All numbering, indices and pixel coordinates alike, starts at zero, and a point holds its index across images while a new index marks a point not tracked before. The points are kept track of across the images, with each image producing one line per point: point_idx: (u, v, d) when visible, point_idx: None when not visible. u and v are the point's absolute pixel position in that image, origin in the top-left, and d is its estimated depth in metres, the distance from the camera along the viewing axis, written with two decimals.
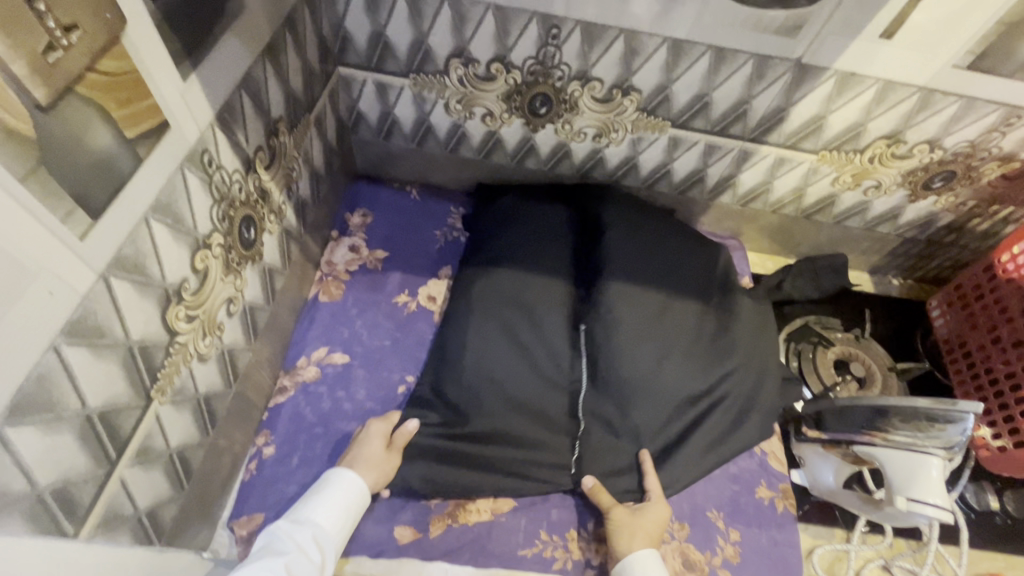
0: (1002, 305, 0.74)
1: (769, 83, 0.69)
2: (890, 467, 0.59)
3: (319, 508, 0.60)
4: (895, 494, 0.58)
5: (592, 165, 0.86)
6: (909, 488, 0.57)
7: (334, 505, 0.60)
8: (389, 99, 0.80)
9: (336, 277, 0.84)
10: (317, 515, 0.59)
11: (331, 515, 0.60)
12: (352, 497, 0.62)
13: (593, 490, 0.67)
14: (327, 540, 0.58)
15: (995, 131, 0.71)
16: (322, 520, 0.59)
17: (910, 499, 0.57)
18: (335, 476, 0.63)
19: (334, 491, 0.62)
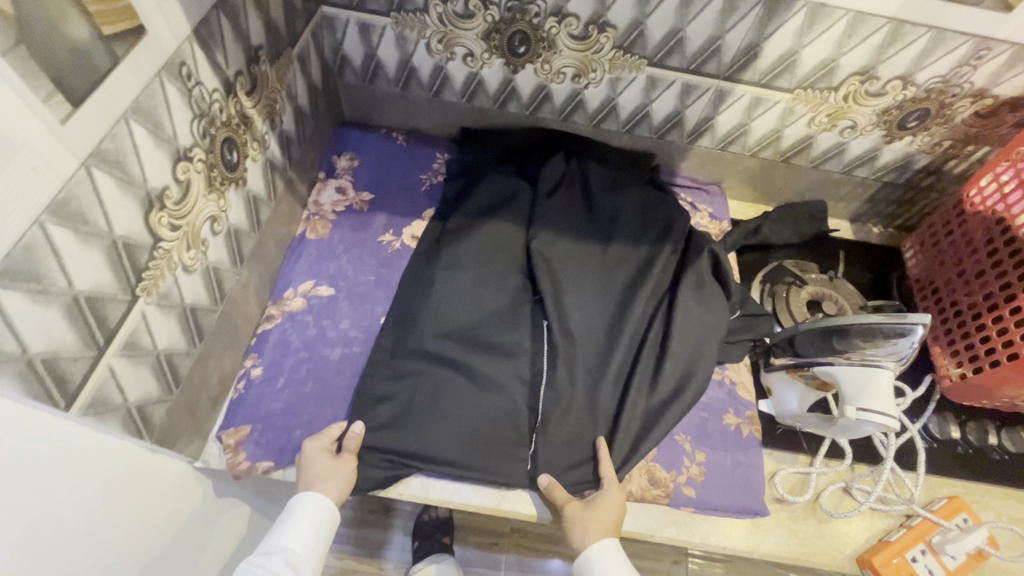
0: (968, 238, 0.75)
1: (741, 16, 0.70)
2: (840, 377, 0.62)
3: (287, 534, 0.62)
4: (844, 401, 0.61)
5: (573, 108, 0.88)
6: (857, 394, 0.60)
7: (304, 528, 0.63)
8: (373, 39, 0.82)
9: (323, 216, 0.87)
10: (287, 541, 0.62)
11: (302, 538, 0.62)
12: (321, 518, 0.63)
13: (548, 488, 0.67)
14: (301, 561, 0.62)
15: (966, 64, 0.72)
16: (293, 544, 0.62)
17: (855, 404, 0.59)
18: (297, 501, 0.64)
19: (301, 514, 0.63)
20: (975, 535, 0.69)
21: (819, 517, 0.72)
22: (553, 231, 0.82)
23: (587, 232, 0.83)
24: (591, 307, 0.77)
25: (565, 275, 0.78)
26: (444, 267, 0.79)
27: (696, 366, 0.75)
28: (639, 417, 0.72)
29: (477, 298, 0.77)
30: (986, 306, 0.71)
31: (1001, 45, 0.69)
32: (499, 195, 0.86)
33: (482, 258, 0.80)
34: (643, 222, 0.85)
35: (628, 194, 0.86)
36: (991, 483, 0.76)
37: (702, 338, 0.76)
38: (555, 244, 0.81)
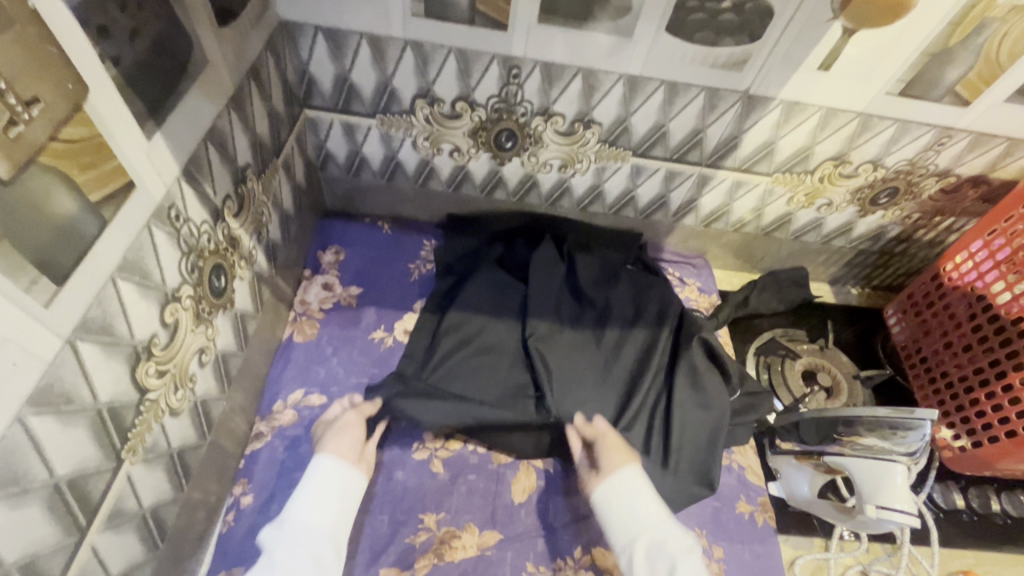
0: (950, 311, 0.78)
1: (721, 113, 0.73)
2: (856, 476, 0.62)
3: (303, 502, 0.60)
4: (864, 501, 0.61)
5: (559, 195, 0.89)
6: (877, 495, 0.60)
7: (318, 496, 0.60)
8: (357, 138, 0.82)
9: (310, 315, 0.84)
10: (299, 513, 0.58)
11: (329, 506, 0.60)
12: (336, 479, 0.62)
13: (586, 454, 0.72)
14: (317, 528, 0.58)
15: (930, 149, 0.76)
16: (308, 512, 0.59)
17: (878, 506, 0.59)
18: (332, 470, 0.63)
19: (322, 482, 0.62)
20: None
21: None
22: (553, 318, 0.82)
23: (582, 318, 0.84)
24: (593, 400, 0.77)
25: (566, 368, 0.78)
26: (438, 373, 0.78)
27: (702, 460, 0.74)
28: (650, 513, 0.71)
29: (477, 404, 0.75)
30: (978, 381, 0.73)
31: (961, 133, 0.73)
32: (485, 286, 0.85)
33: (478, 356, 0.80)
34: (637, 305, 0.85)
35: (621, 277, 0.87)
36: (1000, 551, 0.77)
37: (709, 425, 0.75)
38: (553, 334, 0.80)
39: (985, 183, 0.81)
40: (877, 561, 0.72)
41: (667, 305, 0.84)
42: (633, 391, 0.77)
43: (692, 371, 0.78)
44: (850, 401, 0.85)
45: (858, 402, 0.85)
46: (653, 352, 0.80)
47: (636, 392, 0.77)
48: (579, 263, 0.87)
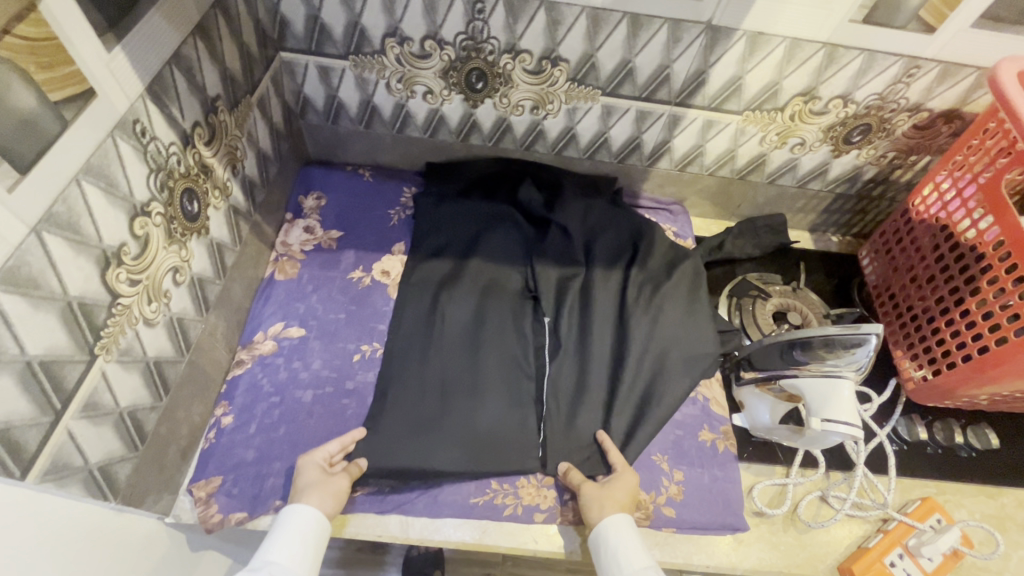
0: (916, 244, 0.79)
1: (685, 47, 0.74)
2: (805, 390, 0.63)
3: (271, 547, 0.59)
4: (810, 413, 0.62)
5: (534, 138, 0.90)
6: (821, 407, 0.61)
7: (289, 539, 0.60)
8: (333, 81, 0.84)
9: (291, 256, 0.87)
10: (270, 555, 0.58)
11: (291, 548, 0.59)
12: (305, 536, 0.61)
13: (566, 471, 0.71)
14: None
15: (899, 82, 0.76)
16: (278, 557, 0.58)
17: (822, 417, 0.61)
18: (286, 509, 0.63)
19: (293, 524, 0.61)
20: (949, 536, 0.69)
21: (798, 529, 0.73)
22: (487, 352, 0.78)
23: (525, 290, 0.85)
24: (551, 354, 0.78)
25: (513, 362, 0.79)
26: (414, 336, 0.80)
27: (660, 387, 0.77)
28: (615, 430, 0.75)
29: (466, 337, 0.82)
30: (940, 311, 0.74)
31: (929, 63, 0.73)
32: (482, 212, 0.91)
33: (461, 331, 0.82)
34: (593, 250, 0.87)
35: (597, 226, 0.89)
36: (960, 481, 0.78)
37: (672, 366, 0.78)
38: (496, 360, 0.78)
39: (958, 118, 0.81)
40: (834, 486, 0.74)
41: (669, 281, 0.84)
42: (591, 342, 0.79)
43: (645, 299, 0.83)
44: None
45: None
46: (596, 292, 0.83)
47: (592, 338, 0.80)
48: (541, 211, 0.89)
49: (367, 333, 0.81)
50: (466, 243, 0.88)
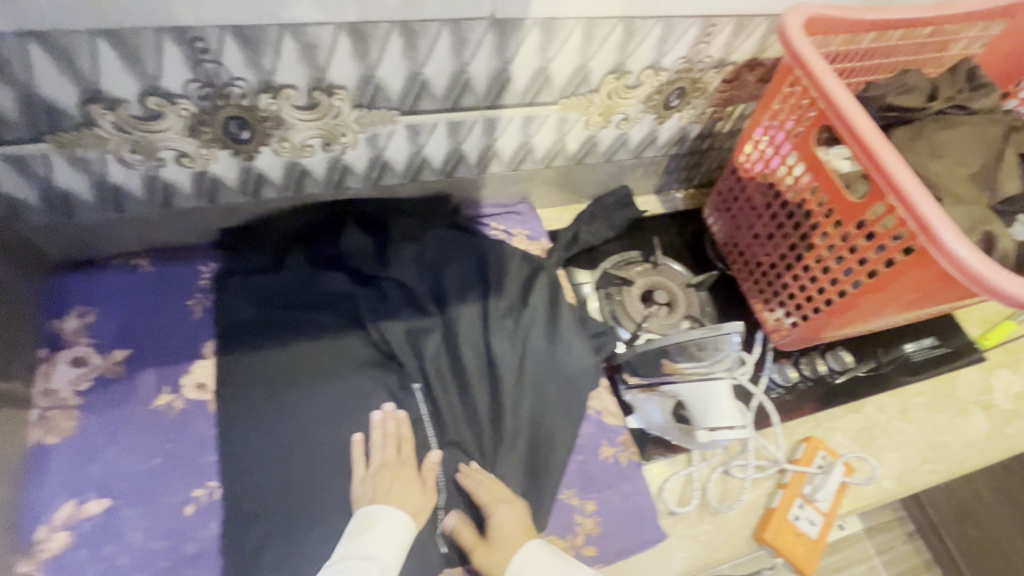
0: (750, 202, 0.79)
1: (476, 47, 0.63)
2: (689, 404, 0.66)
3: (375, 544, 0.61)
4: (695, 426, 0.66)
5: (340, 176, 0.76)
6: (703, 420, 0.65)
7: (386, 537, 0.62)
8: (38, 170, 0.62)
9: (64, 405, 0.66)
10: (376, 550, 0.60)
11: (388, 548, 0.61)
12: (399, 531, 0.63)
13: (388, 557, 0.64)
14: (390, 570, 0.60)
15: (700, 42, 0.73)
16: (382, 553, 0.60)
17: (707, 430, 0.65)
18: (381, 506, 0.63)
19: (385, 522, 0.62)
20: (835, 475, 0.74)
21: (710, 512, 0.73)
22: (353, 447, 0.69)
23: (383, 360, 0.76)
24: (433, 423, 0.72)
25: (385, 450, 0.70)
26: (263, 457, 0.67)
27: (549, 423, 0.73)
28: (520, 483, 0.70)
29: (328, 430, 0.70)
30: (784, 266, 0.75)
31: (723, 19, 0.70)
32: (307, 281, 0.77)
33: (319, 431, 0.70)
34: (445, 293, 0.78)
35: (443, 260, 0.79)
36: (831, 407, 0.84)
37: (555, 396, 0.74)
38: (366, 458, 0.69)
39: (760, 65, 0.80)
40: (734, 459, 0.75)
41: (532, 303, 0.78)
42: (471, 395, 0.73)
43: (512, 331, 0.76)
44: (689, 311, 0.86)
45: (695, 310, 0.86)
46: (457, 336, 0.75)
47: (470, 395, 0.74)
48: (375, 261, 0.78)
49: (198, 472, 0.66)
50: (297, 324, 0.75)
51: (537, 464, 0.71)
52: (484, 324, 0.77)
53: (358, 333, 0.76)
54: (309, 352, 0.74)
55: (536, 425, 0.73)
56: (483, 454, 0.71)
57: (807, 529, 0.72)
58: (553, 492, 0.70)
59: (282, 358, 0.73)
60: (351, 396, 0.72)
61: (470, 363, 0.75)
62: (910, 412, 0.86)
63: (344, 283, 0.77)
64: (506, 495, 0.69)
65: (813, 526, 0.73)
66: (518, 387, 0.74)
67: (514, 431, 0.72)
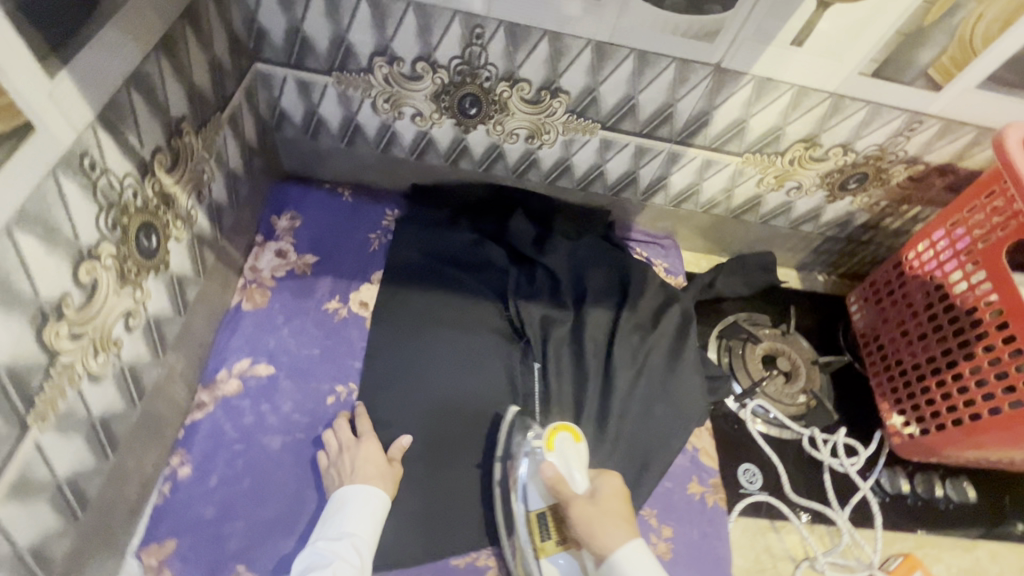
0: (908, 300, 0.78)
1: (692, 87, 0.71)
2: (547, 473, 0.63)
3: (346, 521, 0.61)
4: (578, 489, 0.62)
5: (526, 167, 0.86)
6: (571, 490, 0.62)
7: (362, 513, 0.62)
8: (313, 97, 0.77)
9: (261, 284, 0.80)
10: (349, 528, 0.61)
11: (364, 522, 0.61)
12: (371, 504, 0.63)
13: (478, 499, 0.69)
14: (366, 547, 0.60)
15: (901, 135, 0.75)
16: (355, 528, 0.61)
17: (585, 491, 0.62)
18: (351, 486, 0.64)
19: (356, 498, 0.63)
20: None
21: None
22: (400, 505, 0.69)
23: (511, 334, 0.82)
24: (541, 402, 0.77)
25: (493, 410, 0.77)
26: (397, 379, 0.76)
27: (646, 441, 0.76)
28: None
29: (452, 376, 0.78)
30: (930, 370, 0.73)
31: (932, 120, 0.72)
32: (471, 247, 0.87)
33: (446, 375, 0.78)
34: (583, 293, 0.84)
35: (589, 265, 0.86)
36: (939, 534, 0.79)
37: (659, 418, 0.77)
38: (476, 409, 0.76)
39: (952, 173, 0.80)
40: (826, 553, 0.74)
41: (659, 328, 0.82)
42: (583, 390, 0.78)
43: (635, 346, 0.81)
44: (808, 386, 0.85)
45: (815, 387, 0.85)
46: (584, 335, 0.81)
47: (582, 390, 0.78)
48: (531, 246, 0.86)
49: (342, 372, 0.76)
50: (451, 278, 0.85)
51: (626, 473, 0.74)
52: (611, 331, 0.82)
53: (498, 304, 0.84)
54: (456, 305, 0.83)
55: (634, 438, 0.76)
56: None
57: None
58: (637, 506, 0.72)
59: (430, 303, 0.83)
60: (478, 353, 0.80)
61: (590, 362, 0.79)
62: None
63: (500, 258, 0.86)
64: None
65: None
66: (627, 398, 0.78)
67: (613, 436, 0.76)
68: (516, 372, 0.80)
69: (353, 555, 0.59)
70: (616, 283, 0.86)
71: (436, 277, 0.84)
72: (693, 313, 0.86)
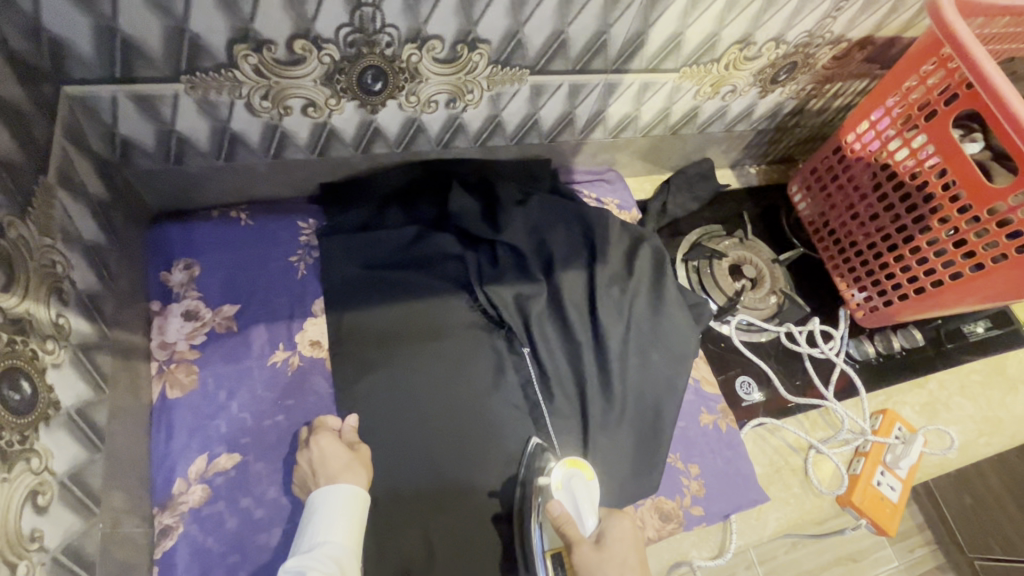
0: (855, 183, 0.80)
1: (624, 9, 0.61)
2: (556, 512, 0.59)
3: (319, 528, 0.56)
4: (587, 532, 0.61)
5: (452, 135, 0.74)
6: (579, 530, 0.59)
7: (336, 518, 0.57)
8: (162, 114, 0.58)
9: (180, 360, 0.65)
10: (323, 535, 0.55)
11: (341, 527, 0.56)
12: (345, 504, 0.58)
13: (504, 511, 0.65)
14: (345, 551, 0.55)
15: (828, 17, 0.72)
16: (331, 535, 0.55)
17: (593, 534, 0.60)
18: (322, 487, 0.58)
19: (327, 501, 0.57)
20: (916, 445, 0.78)
21: (803, 478, 0.77)
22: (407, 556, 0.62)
23: (489, 324, 0.75)
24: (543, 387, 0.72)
25: (495, 411, 0.70)
26: (386, 414, 0.67)
27: (654, 391, 0.74)
28: (629, 446, 0.72)
29: (442, 391, 0.70)
30: (886, 247, 0.77)
31: None
32: (413, 243, 0.76)
33: (435, 392, 0.69)
34: (551, 258, 0.77)
35: (547, 225, 0.79)
36: (900, 381, 0.88)
37: (659, 364, 0.76)
38: (481, 416, 0.70)
39: (870, 44, 0.80)
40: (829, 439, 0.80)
41: (634, 273, 0.79)
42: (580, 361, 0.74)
43: (617, 299, 0.77)
44: (774, 286, 0.88)
45: (781, 285, 0.89)
46: (565, 304, 0.75)
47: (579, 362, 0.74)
48: (479, 222, 0.76)
49: None
50: (405, 283, 0.74)
51: (644, 428, 0.73)
52: (589, 292, 0.77)
53: (464, 296, 0.75)
54: (420, 312, 0.73)
55: (641, 391, 0.74)
56: (592, 418, 0.71)
57: (889, 493, 0.77)
58: (663, 456, 0.73)
59: (390, 318, 0.72)
60: (461, 356, 0.72)
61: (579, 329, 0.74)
62: (969, 388, 0.90)
63: (450, 245, 0.76)
64: (620, 458, 0.71)
65: (893, 491, 0.78)
66: (624, 354, 0.75)
67: (621, 397, 0.73)
68: (505, 363, 0.73)
69: (330, 561, 0.53)
70: (579, 237, 0.80)
71: (386, 286, 0.73)
72: (660, 247, 0.83)
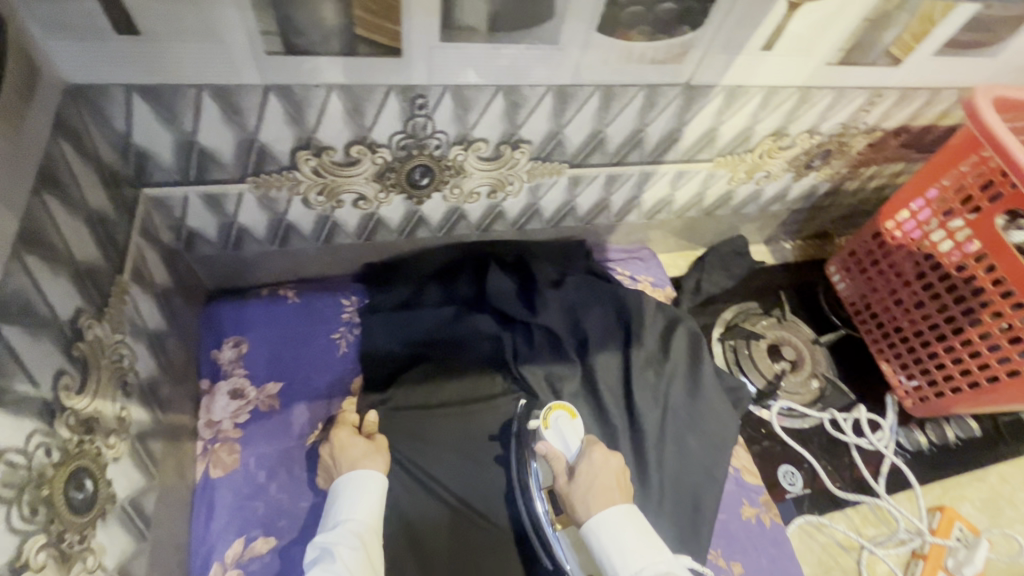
0: (897, 269, 0.79)
1: (661, 110, 0.64)
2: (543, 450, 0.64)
3: (344, 509, 0.59)
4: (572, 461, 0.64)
5: (491, 220, 0.77)
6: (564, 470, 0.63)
7: (360, 499, 0.59)
8: (226, 208, 0.62)
9: (225, 439, 0.67)
10: (349, 514, 0.59)
11: (365, 507, 0.59)
12: (367, 486, 0.61)
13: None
14: (369, 529, 0.58)
15: (862, 110, 0.73)
16: (356, 515, 0.59)
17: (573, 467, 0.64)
18: (346, 472, 0.62)
19: (352, 485, 0.60)
20: (981, 551, 0.72)
21: None
22: None
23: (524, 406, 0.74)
24: None
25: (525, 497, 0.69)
26: (420, 499, 0.67)
27: (692, 480, 0.72)
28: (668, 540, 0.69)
29: (477, 475, 0.69)
30: (935, 335, 0.76)
31: (891, 91, 0.71)
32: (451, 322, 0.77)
33: (469, 476, 0.69)
34: (585, 339, 0.78)
35: (582, 306, 0.79)
36: (958, 474, 0.83)
37: (697, 452, 0.74)
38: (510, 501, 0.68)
39: (906, 132, 0.81)
40: (883, 541, 0.76)
41: (670, 356, 0.78)
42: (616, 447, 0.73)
43: (653, 383, 0.76)
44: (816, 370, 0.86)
45: (822, 368, 0.86)
46: (600, 387, 0.75)
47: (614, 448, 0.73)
48: (517, 303, 0.78)
49: None
50: (441, 363, 0.75)
51: (683, 521, 0.70)
52: (625, 374, 0.76)
53: (500, 376, 0.75)
54: (456, 392, 0.74)
55: (680, 480, 0.72)
56: None
57: None
58: (704, 552, 0.69)
59: (426, 398, 0.73)
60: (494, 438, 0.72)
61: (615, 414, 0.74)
62: None
63: (488, 325, 0.77)
64: None
65: None
66: (661, 441, 0.74)
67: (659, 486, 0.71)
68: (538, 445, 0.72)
69: (357, 539, 0.57)
70: (614, 318, 0.80)
71: (424, 365, 0.74)
72: (696, 328, 0.82)
